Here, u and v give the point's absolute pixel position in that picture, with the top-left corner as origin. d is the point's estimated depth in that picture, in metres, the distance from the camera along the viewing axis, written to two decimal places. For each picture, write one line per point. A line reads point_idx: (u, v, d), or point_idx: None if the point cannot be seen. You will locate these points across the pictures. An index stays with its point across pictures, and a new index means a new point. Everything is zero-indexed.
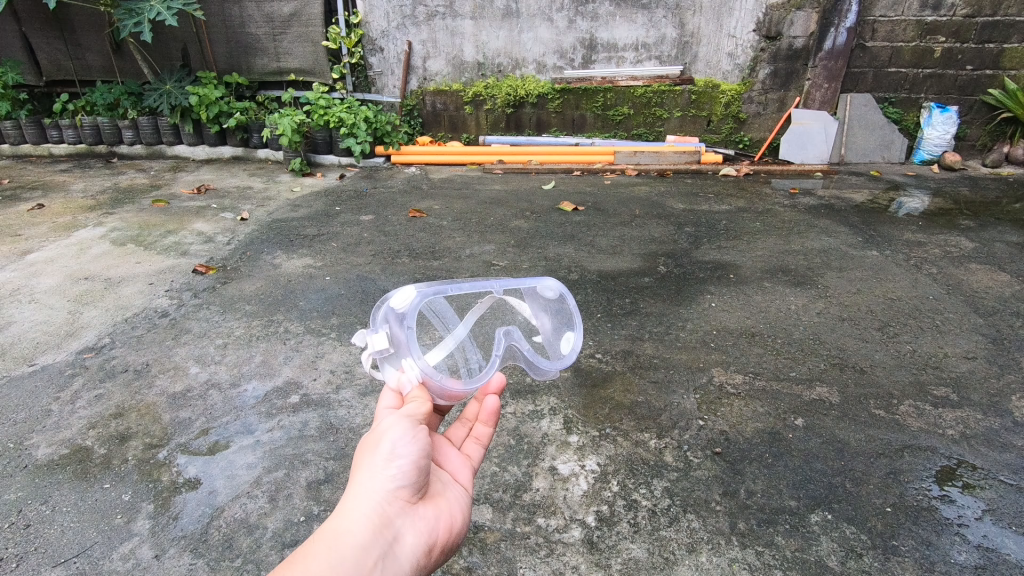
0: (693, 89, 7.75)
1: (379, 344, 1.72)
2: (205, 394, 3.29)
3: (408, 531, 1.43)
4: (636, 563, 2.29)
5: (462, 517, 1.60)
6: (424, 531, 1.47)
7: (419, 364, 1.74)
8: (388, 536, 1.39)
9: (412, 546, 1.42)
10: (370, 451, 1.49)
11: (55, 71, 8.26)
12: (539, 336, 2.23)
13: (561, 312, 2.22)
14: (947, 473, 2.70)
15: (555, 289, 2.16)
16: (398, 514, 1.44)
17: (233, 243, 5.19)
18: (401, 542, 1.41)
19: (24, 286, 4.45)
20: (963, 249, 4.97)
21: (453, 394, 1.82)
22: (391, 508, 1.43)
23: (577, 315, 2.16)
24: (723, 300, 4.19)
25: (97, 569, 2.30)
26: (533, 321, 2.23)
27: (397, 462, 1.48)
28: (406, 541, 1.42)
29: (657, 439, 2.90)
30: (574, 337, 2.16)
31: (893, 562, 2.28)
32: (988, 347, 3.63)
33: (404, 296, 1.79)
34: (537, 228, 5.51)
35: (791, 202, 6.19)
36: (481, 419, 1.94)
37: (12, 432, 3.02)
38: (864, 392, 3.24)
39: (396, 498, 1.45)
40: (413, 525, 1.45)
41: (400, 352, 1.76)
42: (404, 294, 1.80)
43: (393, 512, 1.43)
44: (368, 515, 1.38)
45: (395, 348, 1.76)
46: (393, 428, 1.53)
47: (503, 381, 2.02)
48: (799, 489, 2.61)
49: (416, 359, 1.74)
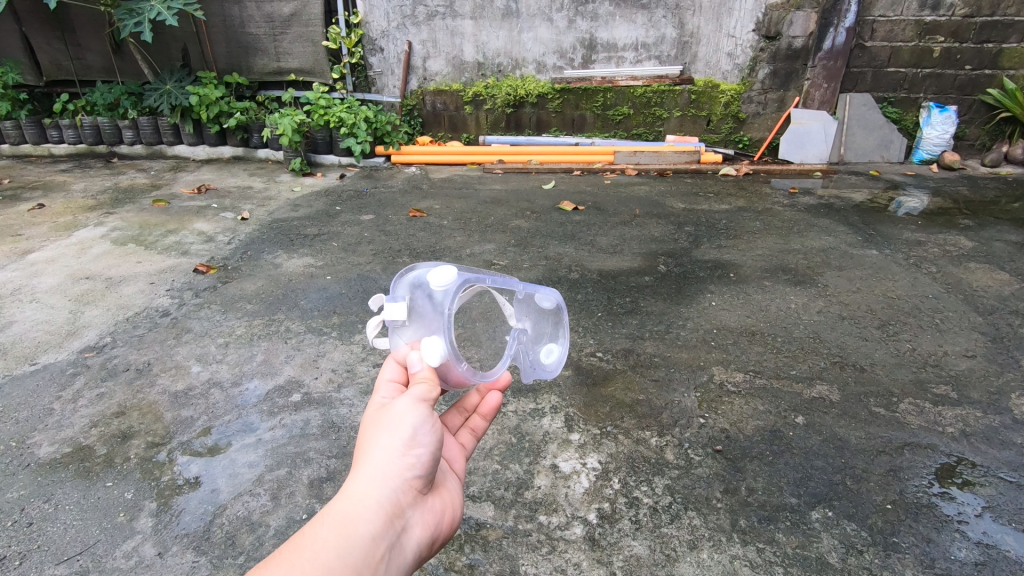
0: (693, 89, 7.76)
1: (394, 314, 1.68)
2: (207, 393, 3.30)
3: (415, 522, 1.44)
4: (637, 560, 2.29)
5: (460, 510, 1.62)
6: (428, 523, 1.48)
7: (443, 348, 1.69)
8: (398, 526, 1.40)
9: (416, 538, 1.43)
10: (385, 434, 1.48)
11: (55, 71, 8.27)
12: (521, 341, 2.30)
13: (547, 321, 2.36)
14: (947, 470, 2.71)
15: (553, 302, 2.26)
16: (407, 505, 1.44)
17: (234, 243, 5.19)
18: (408, 533, 1.41)
19: (25, 285, 4.46)
20: (962, 248, 4.99)
21: (459, 381, 1.84)
22: (402, 498, 1.43)
23: (567, 329, 2.32)
24: (723, 299, 4.20)
25: (100, 567, 2.31)
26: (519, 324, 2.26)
27: (413, 451, 1.49)
28: (413, 533, 1.43)
29: (658, 437, 2.91)
30: (557, 349, 2.31)
31: (893, 559, 2.29)
32: (988, 345, 3.64)
33: (445, 276, 1.71)
34: (537, 227, 5.52)
35: (791, 201, 6.20)
36: (480, 412, 1.94)
37: (14, 430, 3.02)
38: (864, 390, 3.25)
39: (407, 488, 1.46)
40: (420, 517, 1.46)
41: (414, 325, 1.75)
42: (443, 274, 1.71)
43: (404, 502, 1.44)
44: (380, 503, 1.38)
45: (412, 320, 1.74)
46: (409, 414, 1.52)
47: (510, 381, 2.00)
48: (799, 486, 2.62)
49: (441, 342, 1.69)
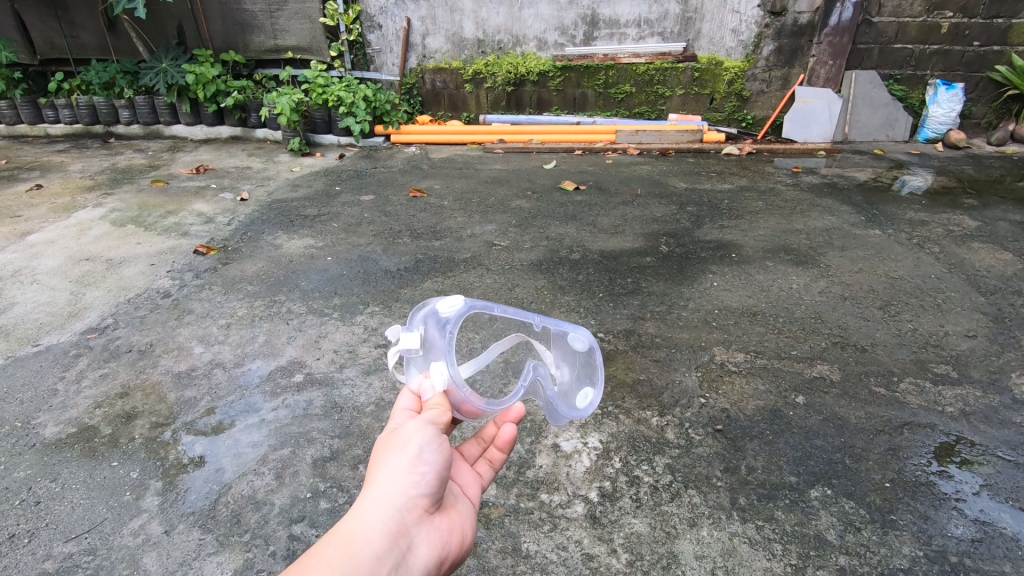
0: (696, 66, 7.65)
1: (410, 343, 1.71)
2: (210, 373, 3.32)
3: (422, 540, 1.46)
4: (637, 537, 2.33)
5: (472, 532, 1.64)
6: (436, 542, 1.50)
7: (447, 370, 1.74)
8: (403, 545, 1.42)
9: (423, 557, 1.45)
10: (393, 452, 1.51)
11: (49, 50, 8.19)
12: (557, 385, 2.22)
13: (586, 365, 2.24)
14: (945, 449, 2.73)
15: (586, 341, 2.15)
16: (414, 523, 1.47)
17: (233, 224, 5.17)
18: (414, 551, 1.44)
19: (25, 267, 4.45)
20: (965, 228, 4.96)
21: (470, 409, 1.81)
22: (409, 516, 1.46)
23: (602, 371, 2.15)
24: (724, 279, 4.19)
25: (108, 545, 2.34)
26: (555, 370, 2.22)
27: (421, 469, 1.51)
28: (420, 551, 1.45)
29: (659, 417, 2.93)
30: (592, 393, 2.16)
31: (891, 536, 2.32)
32: (989, 325, 3.64)
33: (451, 303, 1.78)
34: (538, 207, 5.49)
35: (794, 181, 6.16)
36: (497, 444, 1.89)
37: (19, 411, 3.04)
38: (865, 370, 3.26)
39: (414, 506, 1.48)
40: (427, 535, 1.49)
41: (429, 355, 1.76)
42: (451, 301, 1.78)
43: (411, 520, 1.46)
44: (384, 522, 1.41)
45: (425, 350, 1.77)
46: (417, 434, 1.54)
47: (523, 411, 1.90)
48: (799, 465, 2.64)
49: (445, 364, 1.73)
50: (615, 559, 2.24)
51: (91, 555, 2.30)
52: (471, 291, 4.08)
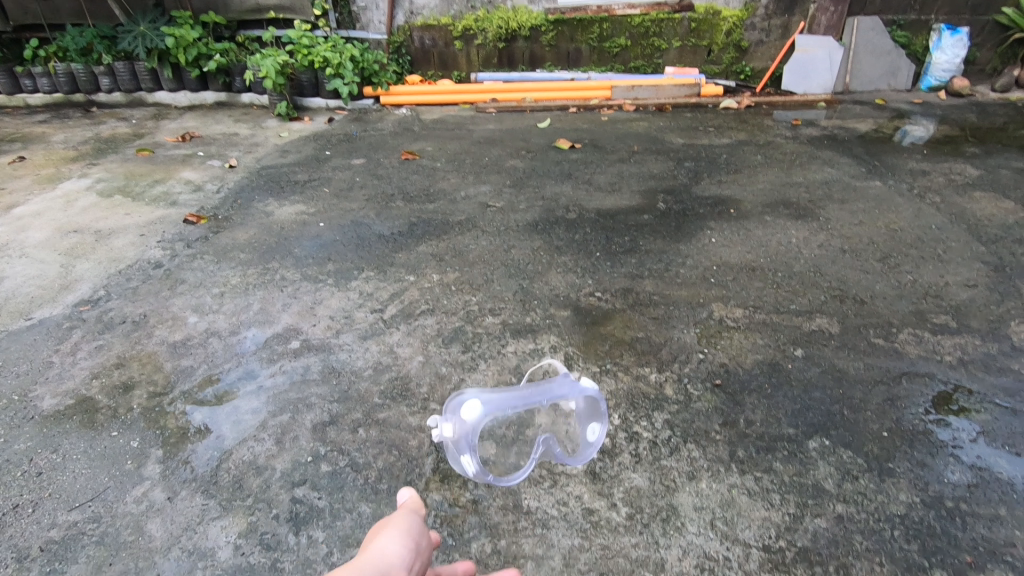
0: (693, 17, 7.41)
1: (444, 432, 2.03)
2: (206, 342, 3.30)
3: (413, 532, 1.29)
4: (637, 491, 2.35)
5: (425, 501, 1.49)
6: (421, 526, 1.33)
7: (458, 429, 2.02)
8: (405, 549, 1.23)
9: (421, 543, 1.28)
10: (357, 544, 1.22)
11: (21, 15, 7.86)
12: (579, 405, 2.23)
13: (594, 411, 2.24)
14: (943, 397, 2.74)
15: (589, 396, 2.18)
16: (400, 527, 1.28)
17: (223, 192, 5.07)
18: (412, 541, 1.26)
19: (12, 240, 4.37)
20: (967, 177, 4.88)
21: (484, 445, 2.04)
22: (392, 529, 1.26)
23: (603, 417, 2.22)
24: (723, 235, 4.13)
25: (112, 513, 2.35)
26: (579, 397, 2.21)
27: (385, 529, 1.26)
28: (418, 539, 1.28)
29: (658, 373, 2.92)
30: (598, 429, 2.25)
31: (888, 484, 2.34)
32: (989, 275, 3.61)
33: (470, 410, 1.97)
34: (533, 167, 5.38)
35: (793, 134, 6.03)
36: None
37: (16, 385, 3.03)
38: (864, 322, 3.24)
39: (394, 528, 1.27)
40: (413, 527, 1.31)
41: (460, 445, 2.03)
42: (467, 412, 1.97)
43: (397, 533, 1.26)
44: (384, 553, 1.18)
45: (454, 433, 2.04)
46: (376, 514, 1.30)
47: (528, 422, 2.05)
48: (797, 417, 2.65)
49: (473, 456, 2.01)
50: (615, 513, 2.26)
51: (96, 523, 2.32)
52: (467, 253, 4.04)
